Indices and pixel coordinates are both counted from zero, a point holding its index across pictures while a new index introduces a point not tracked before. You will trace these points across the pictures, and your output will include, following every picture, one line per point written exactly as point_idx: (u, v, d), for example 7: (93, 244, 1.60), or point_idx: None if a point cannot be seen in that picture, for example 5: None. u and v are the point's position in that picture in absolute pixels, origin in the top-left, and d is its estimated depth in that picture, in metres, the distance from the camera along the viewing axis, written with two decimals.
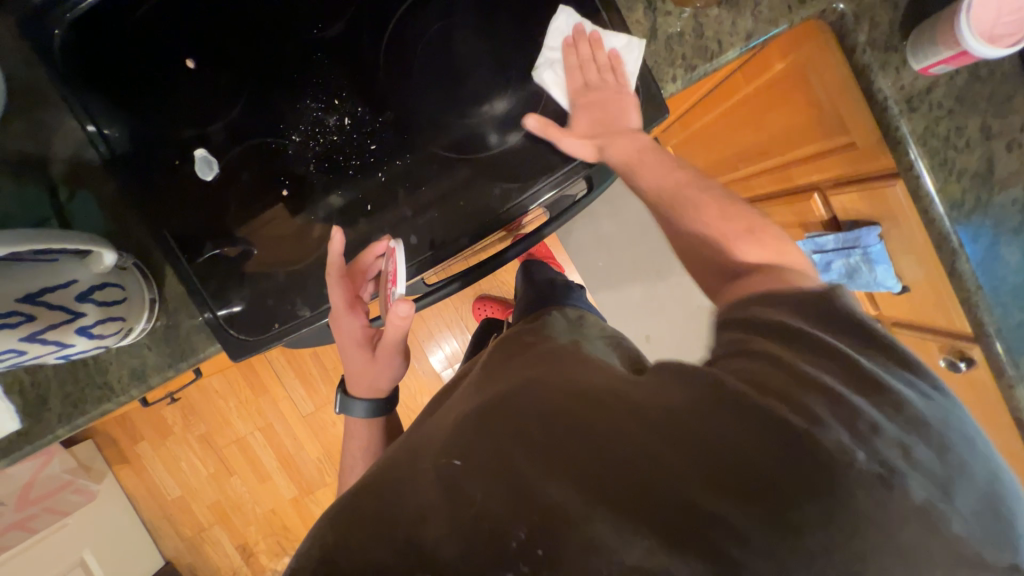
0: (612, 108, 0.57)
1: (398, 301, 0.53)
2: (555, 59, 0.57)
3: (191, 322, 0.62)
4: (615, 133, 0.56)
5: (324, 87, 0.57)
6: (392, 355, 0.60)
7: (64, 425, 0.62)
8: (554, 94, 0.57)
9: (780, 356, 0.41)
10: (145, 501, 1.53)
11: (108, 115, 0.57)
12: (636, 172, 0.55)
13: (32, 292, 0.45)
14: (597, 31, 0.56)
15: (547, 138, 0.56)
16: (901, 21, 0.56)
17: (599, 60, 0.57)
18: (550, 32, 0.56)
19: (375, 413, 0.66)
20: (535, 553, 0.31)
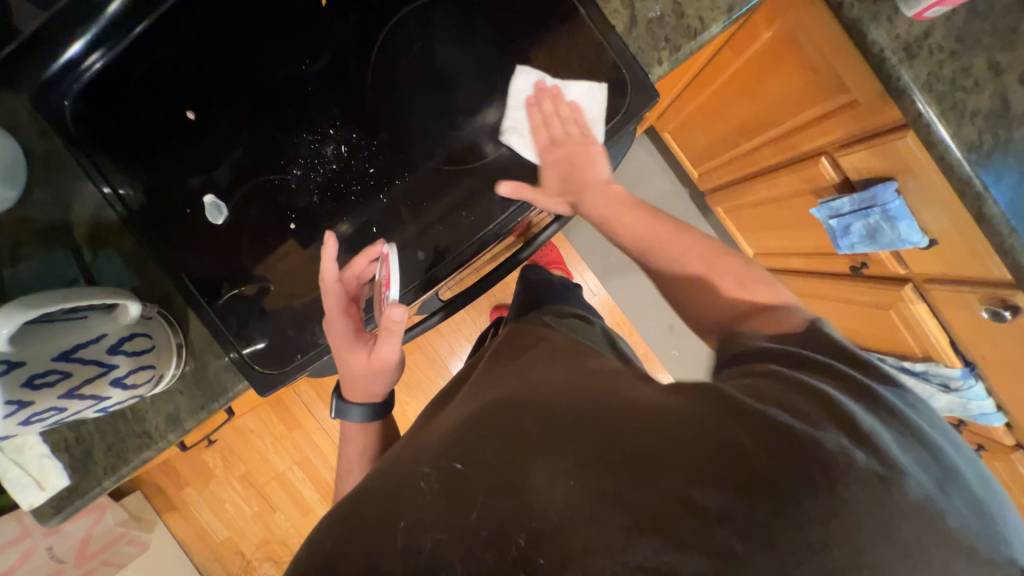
0: (582, 166, 0.61)
1: (394, 304, 0.52)
2: (520, 122, 0.59)
3: (218, 363, 0.63)
4: (575, 182, 0.61)
5: (318, 119, 0.58)
6: (388, 361, 0.58)
7: (109, 477, 0.64)
8: (527, 157, 0.60)
9: (753, 363, 0.43)
10: (196, 545, 1.56)
11: (121, 174, 0.60)
12: (616, 226, 0.63)
13: (66, 350, 0.47)
14: (555, 88, 0.58)
15: (524, 201, 0.58)
16: None
17: (562, 116, 0.59)
18: (508, 100, 0.58)
19: (371, 417, 0.61)
20: (537, 563, 0.29)
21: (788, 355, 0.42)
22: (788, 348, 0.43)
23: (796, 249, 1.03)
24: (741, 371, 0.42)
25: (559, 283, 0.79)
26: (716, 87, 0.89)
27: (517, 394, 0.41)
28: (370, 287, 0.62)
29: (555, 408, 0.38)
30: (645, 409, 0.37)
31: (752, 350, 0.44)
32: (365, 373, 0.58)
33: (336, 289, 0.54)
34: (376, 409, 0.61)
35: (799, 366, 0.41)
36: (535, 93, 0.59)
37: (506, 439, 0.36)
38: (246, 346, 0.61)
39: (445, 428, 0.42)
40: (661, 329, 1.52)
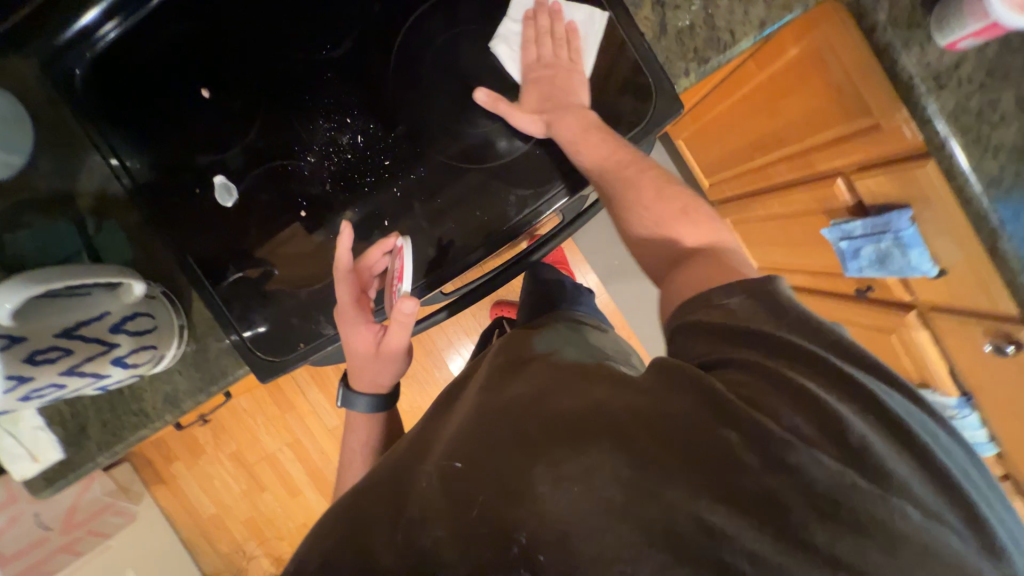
0: (562, 87, 0.56)
1: (406, 298, 0.51)
2: (513, 34, 0.58)
3: (220, 346, 0.63)
4: (550, 104, 0.55)
5: (335, 106, 0.57)
6: (396, 352, 0.58)
7: (104, 453, 0.64)
8: (508, 69, 0.58)
9: (715, 337, 0.39)
10: (183, 519, 1.57)
11: (132, 151, 0.58)
12: (583, 151, 0.52)
13: (68, 327, 0.46)
14: (556, 6, 0.57)
15: (497, 113, 0.56)
16: None
17: (555, 33, 0.57)
18: (508, 11, 0.57)
19: (375, 408, 0.62)
20: (536, 560, 0.31)
21: (720, 325, 0.39)
22: (748, 318, 0.39)
23: (802, 266, 1.03)
24: (709, 347, 0.39)
25: (565, 284, 0.79)
26: (737, 98, 0.88)
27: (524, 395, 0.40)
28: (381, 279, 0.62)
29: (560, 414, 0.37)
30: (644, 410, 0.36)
31: (680, 308, 0.44)
32: (373, 363, 0.58)
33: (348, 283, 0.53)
34: (381, 400, 0.61)
35: (766, 340, 0.37)
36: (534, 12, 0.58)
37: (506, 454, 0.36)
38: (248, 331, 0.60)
39: (450, 427, 0.42)
40: (659, 335, 1.52)
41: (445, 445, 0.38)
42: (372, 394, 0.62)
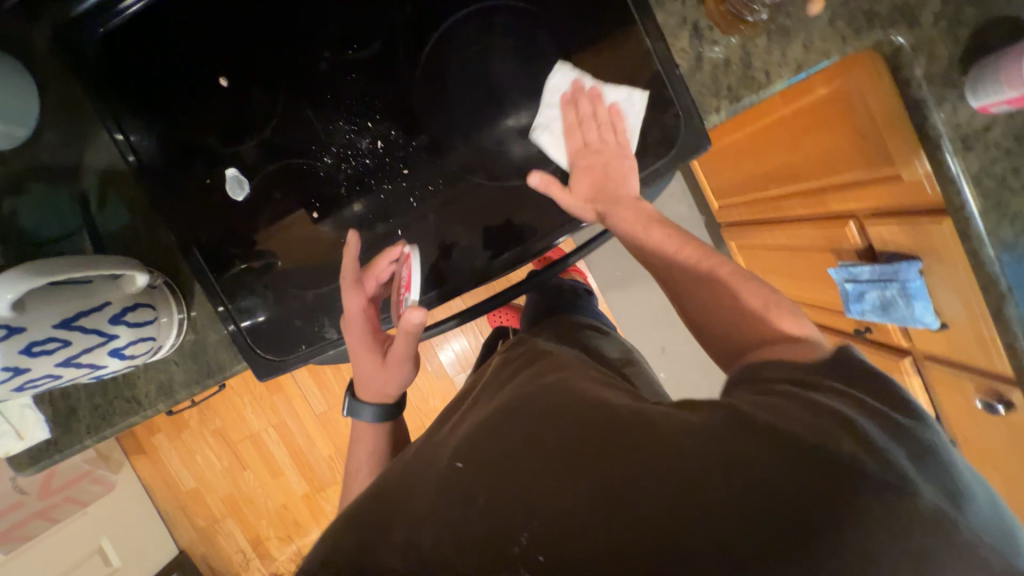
0: (613, 175, 0.55)
1: (413, 308, 0.51)
2: (553, 120, 0.56)
3: (220, 340, 0.62)
4: (605, 192, 0.55)
5: (358, 109, 0.55)
6: (402, 363, 0.57)
7: (92, 436, 0.63)
8: (555, 158, 0.57)
9: (766, 378, 0.42)
10: (161, 491, 1.57)
11: (146, 136, 0.57)
12: (642, 239, 0.54)
13: (68, 317, 0.45)
14: (595, 89, 0.54)
15: (551, 197, 0.54)
16: (963, 54, 0.51)
17: (598, 118, 0.54)
18: (545, 97, 0.55)
19: (382, 417, 0.62)
20: (535, 559, 0.31)
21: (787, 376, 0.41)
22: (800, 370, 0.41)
23: (805, 298, 1.03)
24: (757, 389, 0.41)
25: (571, 291, 0.79)
26: (760, 127, 0.87)
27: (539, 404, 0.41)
28: (388, 285, 0.61)
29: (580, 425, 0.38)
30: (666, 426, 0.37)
31: (751, 364, 0.45)
32: (380, 374, 0.58)
33: (355, 290, 0.53)
34: (389, 410, 0.61)
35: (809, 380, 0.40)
36: (571, 95, 0.55)
37: (519, 467, 0.36)
38: (247, 326, 0.59)
39: (453, 441, 0.43)
40: (652, 348, 1.54)
41: (444, 479, 0.38)
42: (378, 404, 0.61)
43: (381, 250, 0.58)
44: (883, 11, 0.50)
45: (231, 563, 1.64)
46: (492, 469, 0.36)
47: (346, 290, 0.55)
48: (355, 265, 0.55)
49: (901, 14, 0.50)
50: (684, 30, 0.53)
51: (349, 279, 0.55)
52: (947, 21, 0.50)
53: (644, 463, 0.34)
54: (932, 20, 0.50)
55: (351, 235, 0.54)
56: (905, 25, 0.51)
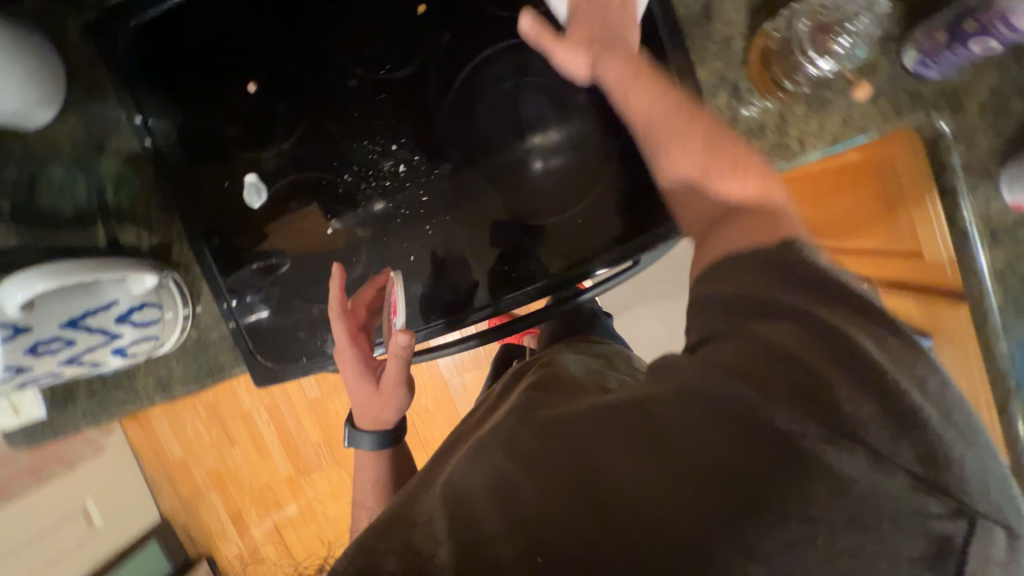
0: (613, 24, 0.45)
1: (399, 331, 0.50)
2: None
3: (221, 340, 0.62)
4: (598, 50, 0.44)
5: (384, 131, 0.55)
6: (396, 389, 0.55)
7: (88, 419, 0.63)
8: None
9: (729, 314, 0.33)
10: (149, 457, 1.59)
11: (173, 137, 0.57)
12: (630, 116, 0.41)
13: (75, 317, 0.45)
14: None
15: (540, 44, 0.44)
16: (1003, 147, 0.50)
17: None
18: None
19: (383, 446, 0.60)
20: (534, 563, 0.29)
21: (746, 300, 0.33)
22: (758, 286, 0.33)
23: None
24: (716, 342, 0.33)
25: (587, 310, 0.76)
26: None
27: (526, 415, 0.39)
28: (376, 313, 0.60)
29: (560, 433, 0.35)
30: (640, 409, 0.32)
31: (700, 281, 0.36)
32: (377, 403, 0.57)
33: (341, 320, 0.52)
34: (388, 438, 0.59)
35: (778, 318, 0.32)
36: None
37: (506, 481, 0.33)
38: (248, 322, 0.59)
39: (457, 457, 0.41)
40: None
41: None
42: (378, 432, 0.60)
43: (367, 279, 0.57)
44: (927, 95, 0.50)
45: (210, 535, 1.66)
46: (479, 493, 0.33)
47: (334, 321, 0.54)
48: (341, 296, 0.53)
49: (945, 100, 0.49)
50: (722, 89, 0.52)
51: (335, 311, 0.54)
52: (992, 112, 0.49)
53: (614, 457, 0.31)
54: (976, 109, 0.49)
55: (337, 266, 0.53)
56: (949, 111, 0.50)
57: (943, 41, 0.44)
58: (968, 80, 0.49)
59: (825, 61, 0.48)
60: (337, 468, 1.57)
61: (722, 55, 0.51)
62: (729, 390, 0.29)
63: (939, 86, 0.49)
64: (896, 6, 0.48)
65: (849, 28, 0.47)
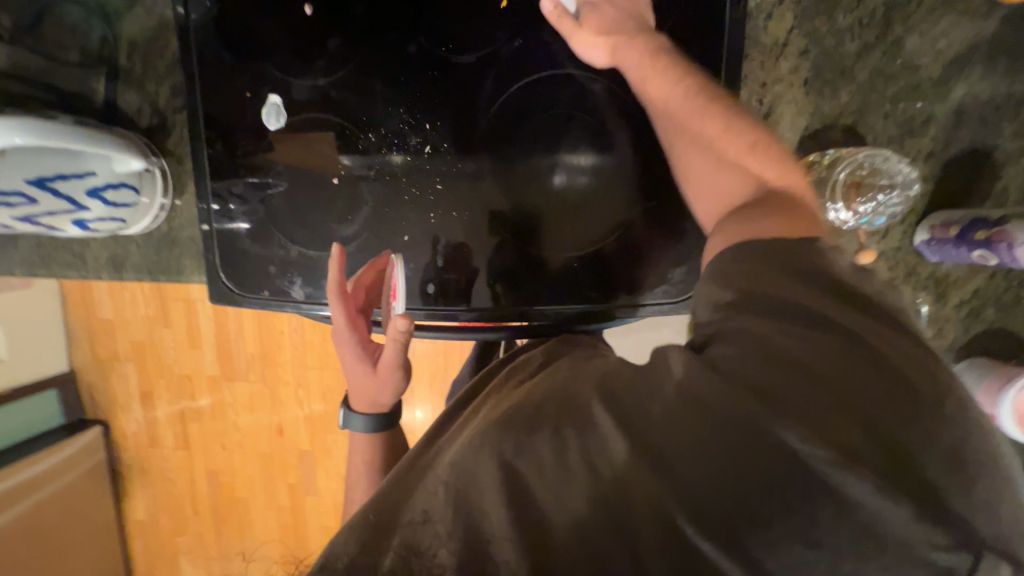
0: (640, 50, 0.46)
1: (397, 318, 0.50)
2: None
3: (189, 244, 0.60)
4: (648, 84, 0.46)
5: (423, 106, 0.53)
6: (392, 373, 0.56)
7: (25, 269, 0.61)
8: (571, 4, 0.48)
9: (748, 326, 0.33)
10: (75, 309, 1.54)
11: (207, 24, 0.54)
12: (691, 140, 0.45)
13: (44, 176, 0.43)
14: None
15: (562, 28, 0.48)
16: (964, 344, 0.54)
17: None
18: None
19: (375, 427, 0.62)
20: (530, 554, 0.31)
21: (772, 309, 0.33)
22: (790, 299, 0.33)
23: None
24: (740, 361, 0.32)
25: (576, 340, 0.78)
26: None
27: (526, 405, 0.39)
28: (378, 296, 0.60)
29: (557, 430, 0.36)
30: (658, 418, 0.33)
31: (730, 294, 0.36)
32: (373, 385, 0.58)
33: (339, 301, 0.51)
34: (381, 419, 0.61)
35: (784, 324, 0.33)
36: None
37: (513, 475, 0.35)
38: (224, 230, 0.58)
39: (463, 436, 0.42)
40: None
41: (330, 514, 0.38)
42: (371, 413, 0.62)
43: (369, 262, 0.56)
44: (921, 274, 0.53)
45: (113, 404, 1.62)
46: (486, 496, 0.35)
47: (333, 304, 0.54)
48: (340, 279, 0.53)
49: (933, 285, 0.52)
50: None
51: (334, 293, 0.53)
52: (967, 310, 0.53)
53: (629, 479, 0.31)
54: (956, 303, 0.53)
55: (337, 248, 0.53)
56: (933, 296, 0.53)
57: (953, 234, 0.47)
58: (960, 275, 0.52)
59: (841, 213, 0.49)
60: (263, 384, 1.56)
61: None
62: (740, 408, 0.30)
63: (934, 271, 0.52)
64: (929, 184, 0.50)
65: (880, 197, 0.47)
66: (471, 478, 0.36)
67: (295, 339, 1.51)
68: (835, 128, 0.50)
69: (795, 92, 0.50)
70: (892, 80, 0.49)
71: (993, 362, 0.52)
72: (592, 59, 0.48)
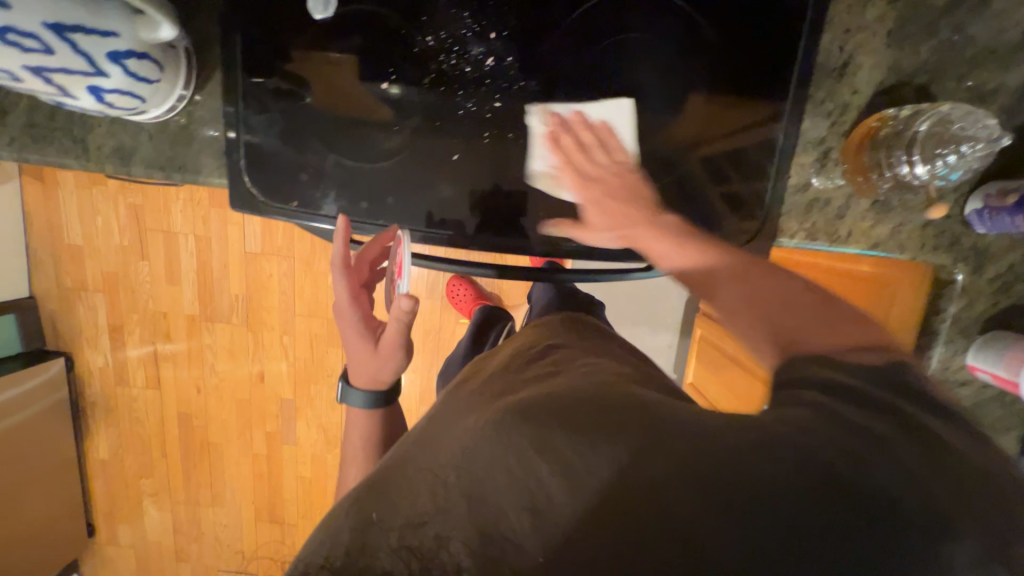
0: (620, 197, 0.51)
1: (403, 296, 0.55)
2: (543, 164, 0.53)
3: (209, 142, 0.54)
4: (663, 254, 0.47)
5: (489, 11, 0.49)
6: (395, 349, 0.60)
7: (12, 150, 0.53)
8: (561, 196, 0.53)
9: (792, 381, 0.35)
10: (40, 231, 1.43)
11: None
12: (663, 246, 0.47)
13: (63, 23, 0.37)
14: (573, 120, 0.52)
15: (565, 233, 0.54)
16: (990, 317, 0.56)
17: (586, 137, 0.52)
18: (528, 139, 0.52)
19: (373, 404, 0.63)
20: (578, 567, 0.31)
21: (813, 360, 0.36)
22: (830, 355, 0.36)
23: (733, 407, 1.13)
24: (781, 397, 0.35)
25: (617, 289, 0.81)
26: None
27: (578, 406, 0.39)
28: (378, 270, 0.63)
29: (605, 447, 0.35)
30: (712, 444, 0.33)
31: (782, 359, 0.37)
32: (373, 361, 0.60)
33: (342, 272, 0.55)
34: (379, 397, 0.62)
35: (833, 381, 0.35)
36: (549, 139, 0.52)
37: (529, 476, 0.36)
38: (251, 127, 0.52)
39: (464, 430, 0.44)
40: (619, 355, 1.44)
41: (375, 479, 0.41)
42: (369, 391, 0.63)
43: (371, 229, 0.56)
44: (964, 245, 0.53)
45: (78, 337, 1.52)
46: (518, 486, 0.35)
47: (337, 276, 0.57)
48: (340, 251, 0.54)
49: (972, 256, 0.53)
50: (816, 150, 0.52)
51: (338, 266, 0.56)
52: (1000, 284, 0.54)
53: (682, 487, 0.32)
54: (990, 276, 0.54)
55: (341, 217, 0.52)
56: (970, 268, 0.54)
57: (1009, 203, 0.48)
58: (999, 249, 0.53)
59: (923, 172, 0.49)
60: (246, 327, 1.49)
61: (833, 118, 0.51)
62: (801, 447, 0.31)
63: (976, 243, 0.53)
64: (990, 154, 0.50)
65: (960, 150, 0.47)
66: (497, 483, 0.36)
67: (284, 284, 1.45)
68: (909, 87, 0.50)
69: (876, 43, 0.49)
70: (972, 41, 0.48)
71: (1017, 335, 0.54)
72: (609, 242, 0.52)
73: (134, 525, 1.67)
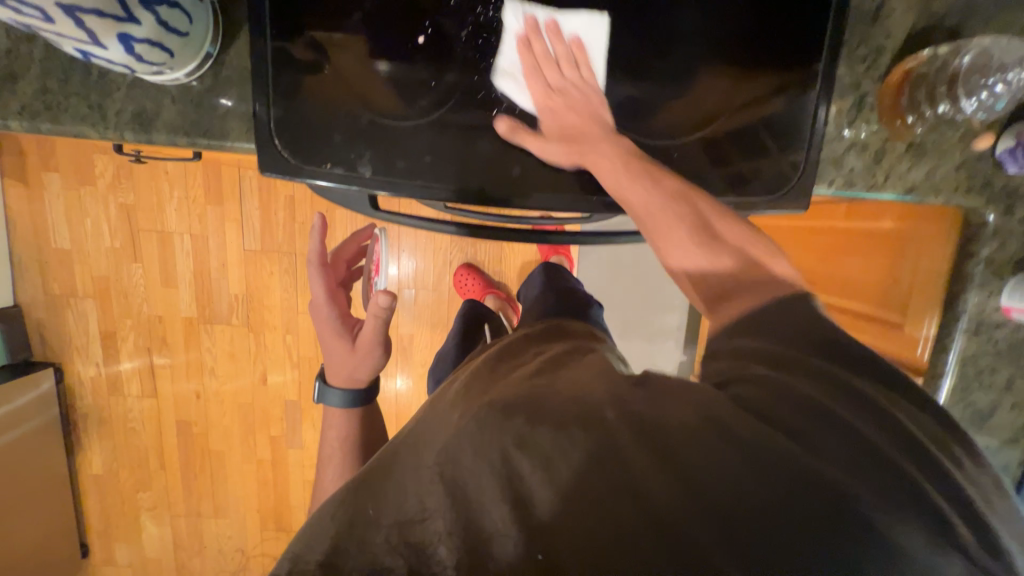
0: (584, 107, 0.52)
1: (380, 293, 0.63)
2: (514, 66, 0.52)
3: (235, 105, 0.52)
4: (625, 193, 0.47)
5: None
6: (373, 347, 0.69)
7: (22, 120, 0.51)
8: (518, 100, 0.52)
9: (750, 365, 0.41)
10: (25, 236, 1.37)
11: None
12: (633, 192, 0.47)
13: None
14: (549, 20, 0.51)
15: (517, 142, 0.52)
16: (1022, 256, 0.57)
17: (559, 51, 0.52)
18: (505, 37, 0.50)
19: (349, 403, 0.71)
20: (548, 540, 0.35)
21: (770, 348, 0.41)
22: (783, 343, 0.40)
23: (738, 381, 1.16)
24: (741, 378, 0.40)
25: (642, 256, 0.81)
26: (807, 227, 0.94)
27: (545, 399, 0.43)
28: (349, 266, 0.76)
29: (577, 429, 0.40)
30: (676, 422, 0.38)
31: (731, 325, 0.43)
32: (351, 358, 0.70)
33: (324, 269, 0.68)
34: (356, 396, 0.70)
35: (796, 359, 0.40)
36: (526, 43, 0.52)
37: (514, 473, 0.39)
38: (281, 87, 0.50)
39: (449, 427, 0.46)
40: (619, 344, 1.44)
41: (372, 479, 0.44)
42: (346, 390, 0.71)
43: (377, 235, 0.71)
44: (996, 185, 0.54)
45: (67, 346, 1.45)
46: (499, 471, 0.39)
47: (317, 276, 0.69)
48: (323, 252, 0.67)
49: (1005, 197, 0.54)
50: (851, 96, 0.52)
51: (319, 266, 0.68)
52: None
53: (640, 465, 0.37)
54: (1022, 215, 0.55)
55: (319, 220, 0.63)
56: (1002, 209, 0.55)
57: None
58: None
59: (970, 106, 0.51)
60: (246, 328, 1.44)
61: (867, 62, 0.51)
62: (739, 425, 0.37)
63: (1008, 183, 0.54)
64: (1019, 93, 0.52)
65: (1006, 78, 0.49)
66: (476, 471, 0.40)
67: (287, 281, 1.41)
68: (938, 30, 0.51)
69: None
70: None
71: None
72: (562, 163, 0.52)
73: (131, 542, 1.59)
